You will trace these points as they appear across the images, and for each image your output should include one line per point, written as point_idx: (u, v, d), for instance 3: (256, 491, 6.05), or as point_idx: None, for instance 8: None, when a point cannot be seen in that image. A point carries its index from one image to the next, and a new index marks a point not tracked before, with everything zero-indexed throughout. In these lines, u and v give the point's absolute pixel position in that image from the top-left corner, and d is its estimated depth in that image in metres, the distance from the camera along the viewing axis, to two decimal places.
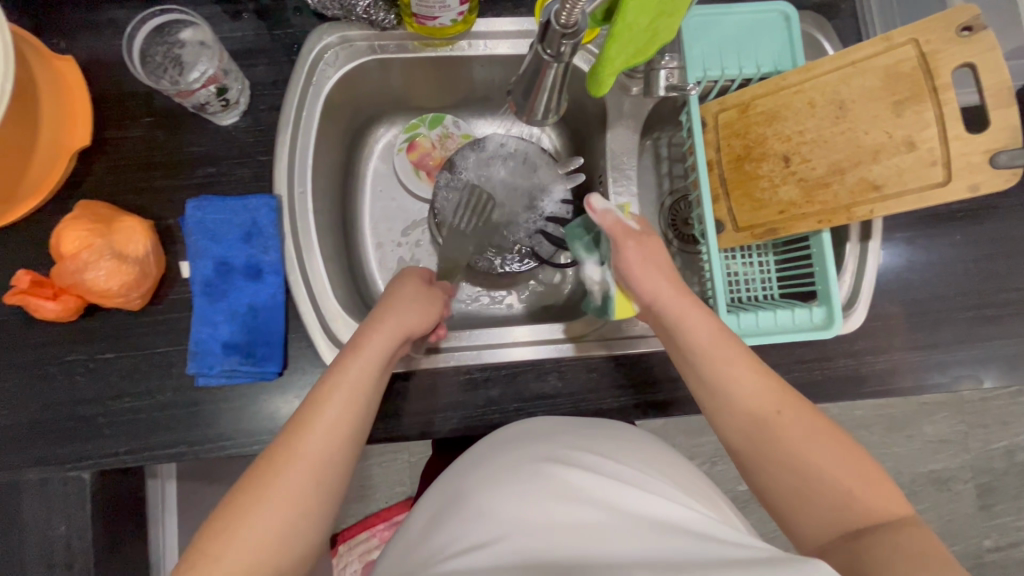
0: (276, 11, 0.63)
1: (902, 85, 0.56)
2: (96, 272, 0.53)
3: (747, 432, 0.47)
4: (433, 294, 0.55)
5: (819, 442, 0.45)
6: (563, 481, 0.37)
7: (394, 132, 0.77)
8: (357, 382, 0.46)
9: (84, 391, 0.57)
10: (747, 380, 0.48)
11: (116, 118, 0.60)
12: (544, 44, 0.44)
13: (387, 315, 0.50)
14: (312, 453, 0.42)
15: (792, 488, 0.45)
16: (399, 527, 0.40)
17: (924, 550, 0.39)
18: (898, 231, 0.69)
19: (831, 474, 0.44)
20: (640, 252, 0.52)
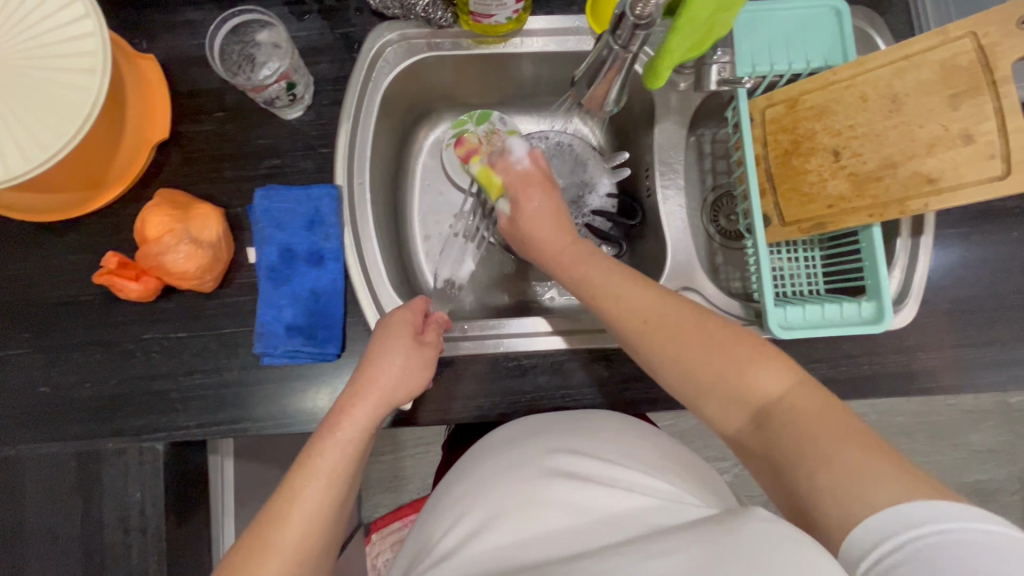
0: (339, 11, 0.66)
1: (959, 78, 0.55)
2: (176, 255, 0.56)
3: (659, 362, 0.50)
4: (421, 358, 0.56)
5: (712, 338, 0.48)
6: (526, 493, 0.43)
7: (444, 129, 0.79)
8: (340, 452, 0.49)
9: (159, 367, 0.61)
10: (628, 304, 0.51)
11: (191, 112, 0.64)
12: (615, 35, 0.49)
13: (370, 386, 0.52)
14: (301, 523, 0.45)
15: (710, 398, 0.48)
16: (416, 546, 0.49)
17: (823, 422, 0.41)
18: (951, 227, 0.68)
19: (729, 373, 0.46)
20: (531, 206, 0.59)
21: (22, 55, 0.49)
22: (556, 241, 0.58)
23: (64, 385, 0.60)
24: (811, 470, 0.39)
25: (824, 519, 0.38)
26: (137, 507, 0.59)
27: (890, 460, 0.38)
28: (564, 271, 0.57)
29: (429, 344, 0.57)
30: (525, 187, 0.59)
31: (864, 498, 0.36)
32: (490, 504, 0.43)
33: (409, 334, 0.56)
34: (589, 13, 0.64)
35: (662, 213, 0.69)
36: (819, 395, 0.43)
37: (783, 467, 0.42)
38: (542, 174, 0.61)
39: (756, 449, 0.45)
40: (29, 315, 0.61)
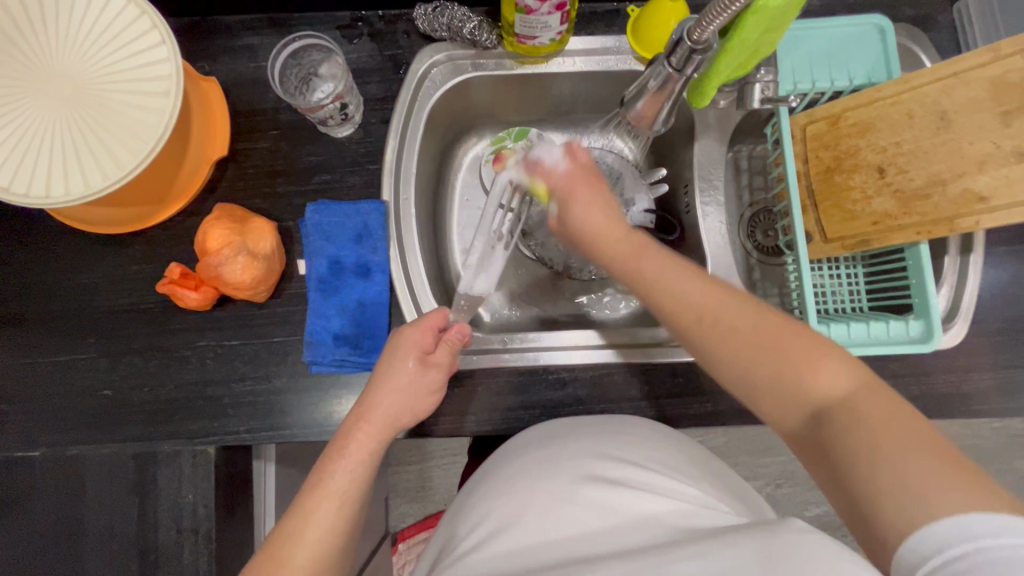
0: (388, 34, 0.69)
1: (1011, 95, 0.55)
2: (233, 266, 0.59)
3: (717, 361, 0.48)
4: (425, 384, 0.56)
5: (782, 341, 0.45)
6: (557, 491, 0.43)
7: (484, 145, 0.80)
8: (351, 471, 0.50)
9: (213, 373, 0.63)
10: (687, 298, 0.49)
11: (247, 130, 0.67)
12: (670, 57, 0.51)
13: (375, 412, 0.53)
14: (312, 540, 0.46)
15: (769, 396, 0.45)
16: (439, 541, 0.49)
17: (890, 425, 0.38)
18: (1002, 244, 0.67)
19: (789, 359, 0.44)
20: (578, 208, 0.56)
21: (103, 79, 0.54)
22: (604, 229, 0.55)
23: (125, 388, 0.63)
24: (868, 480, 0.37)
25: (881, 522, 0.36)
26: (190, 508, 0.61)
27: (962, 474, 0.34)
28: (607, 253, 0.55)
29: (436, 365, 0.56)
30: (573, 188, 0.57)
31: (924, 507, 0.34)
32: (517, 508, 0.43)
33: (417, 361, 0.56)
34: (630, 34, 0.66)
35: (701, 230, 0.69)
36: (884, 396, 0.40)
37: (841, 471, 0.39)
38: (585, 165, 0.58)
39: (815, 455, 0.42)
40: (94, 321, 0.64)
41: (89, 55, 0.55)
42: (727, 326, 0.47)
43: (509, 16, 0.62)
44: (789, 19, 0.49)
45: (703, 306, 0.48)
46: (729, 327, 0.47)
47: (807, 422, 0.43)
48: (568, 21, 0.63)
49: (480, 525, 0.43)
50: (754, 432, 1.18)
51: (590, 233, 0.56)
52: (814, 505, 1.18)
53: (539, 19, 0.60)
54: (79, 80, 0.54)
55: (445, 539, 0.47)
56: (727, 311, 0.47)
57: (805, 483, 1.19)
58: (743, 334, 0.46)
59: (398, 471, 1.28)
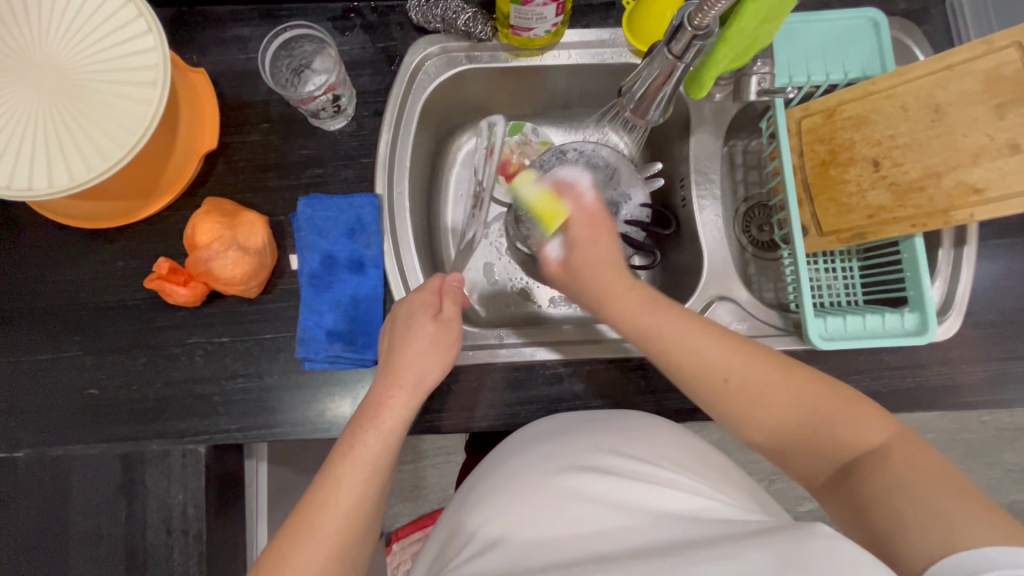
0: (381, 26, 0.67)
1: (1004, 88, 0.55)
2: (224, 260, 0.58)
3: (730, 415, 0.51)
4: (445, 338, 0.55)
5: (801, 397, 0.48)
6: (568, 486, 0.42)
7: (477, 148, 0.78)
8: (383, 440, 0.49)
9: (203, 371, 0.62)
10: (709, 362, 0.51)
11: (237, 123, 0.66)
12: (670, 45, 0.50)
13: (404, 375, 0.52)
14: (341, 508, 0.45)
15: (804, 454, 0.49)
16: (445, 531, 0.48)
17: (918, 468, 0.42)
18: (995, 238, 0.67)
19: (820, 420, 0.47)
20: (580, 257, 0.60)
21: (88, 68, 0.53)
22: (614, 281, 0.57)
23: (111, 387, 0.61)
24: (896, 511, 0.41)
25: (909, 550, 0.38)
26: (180, 508, 0.60)
27: (976, 500, 0.38)
28: (625, 318, 0.56)
29: (450, 320, 0.56)
30: (585, 237, 0.60)
31: (951, 538, 0.36)
32: (527, 505, 0.42)
33: (428, 314, 0.55)
34: (626, 27, 0.65)
35: (698, 224, 0.69)
36: (911, 445, 0.44)
37: (867, 511, 0.42)
38: (605, 221, 0.60)
39: (840, 496, 0.46)
40: (80, 319, 0.62)
41: (73, 43, 0.53)
42: (758, 388, 0.49)
43: (504, 7, 0.62)
44: (788, 9, 0.48)
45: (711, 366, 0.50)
46: (715, 369, 0.51)
47: (835, 472, 0.47)
48: (564, 13, 0.63)
49: (489, 521, 0.42)
50: None
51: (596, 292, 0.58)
52: (807, 500, 1.19)
53: (535, 11, 0.59)
54: (63, 68, 0.53)
55: (451, 530, 0.47)
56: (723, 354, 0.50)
57: None
58: (773, 394, 0.49)
59: None
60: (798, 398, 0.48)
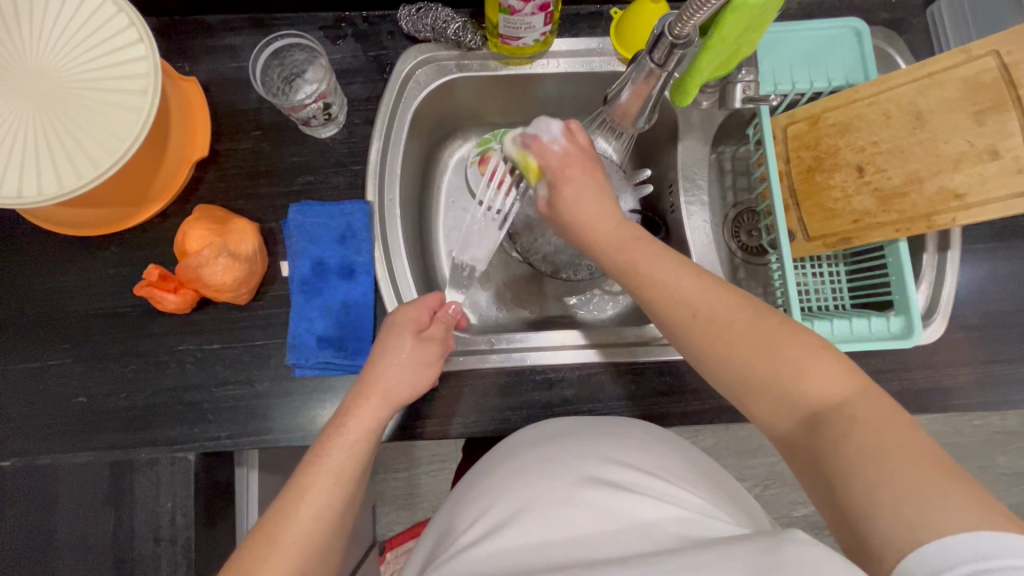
0: (372, 35, 0.68)
1: (984, 95, 0.56)
2: (213, 267, 0.58)
3: (701, 357, 0.50)
4: (427, 360, 0.56)
5: (769, 334, 0.46)
6: (552, 492, 0.42)
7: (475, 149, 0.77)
8: (346, 451, 0.49)
9: (193, 378, 0.62)
10: (683, 299, 0.49)
11: (228, 131, 0.66)
12: (653, 54, 0.51)
13: (376, 390, 0.53)
14: (308, 517, 0.45)
15: (765, 397, 0.46)
16: (433, 538, 0.48)
17: (885, 431, 0.39)
18: (979, 242, 0.68)
19: (786, 356, 0.45)
20: (573, 189, 0.58)
21: (78, 76, 0.53)
22: (606, 223, 0.56)
23: (99, 395, 0.61)
24: (858, 472, 0.38)
25: (873, 530, 0.36)
26: (168, 516, 0.60)
27: (954, 478, 0.35)
28: (608, 255, 0.56)
29: (433, 340, 0.57)
30: (569, 169, 0.58)
31: (923, 520, 0.34)
32: (512, 510, 0.42)
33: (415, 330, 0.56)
34: (614, 35, 0.66)
35: (687, 229, 0.70)
36: (881, 404, 0.41)
37: (835, 479, 0.40)
38: (591, 159, 0.60)
39: (806, 455, 0.43)
40: (69, 326, 0.62)
41: (64, 52, 0.53)
42: (739, 326, 0.47)
43: (493, 16, 0.63)
44: (768, 19, 0.50)
45: (692, 303, 0.49)
46: (696, 308, 0.49)
47: (802, 426, 0.44)
48: (552, 22, 0.63)
49: (476, 528, 0.42)
50: (742, 433, 1.19)
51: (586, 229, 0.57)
52: (801, 506, 1.19)
53: (523, 20, 0.60)
54: (53, 77, 0.53)
55: (440, 537, 0.47)
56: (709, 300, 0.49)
57: (792, 483, 1.20)
58: (751, 336, 0.46)
59: (386, 479, 1.26)
60: (775, 345, 0.46)
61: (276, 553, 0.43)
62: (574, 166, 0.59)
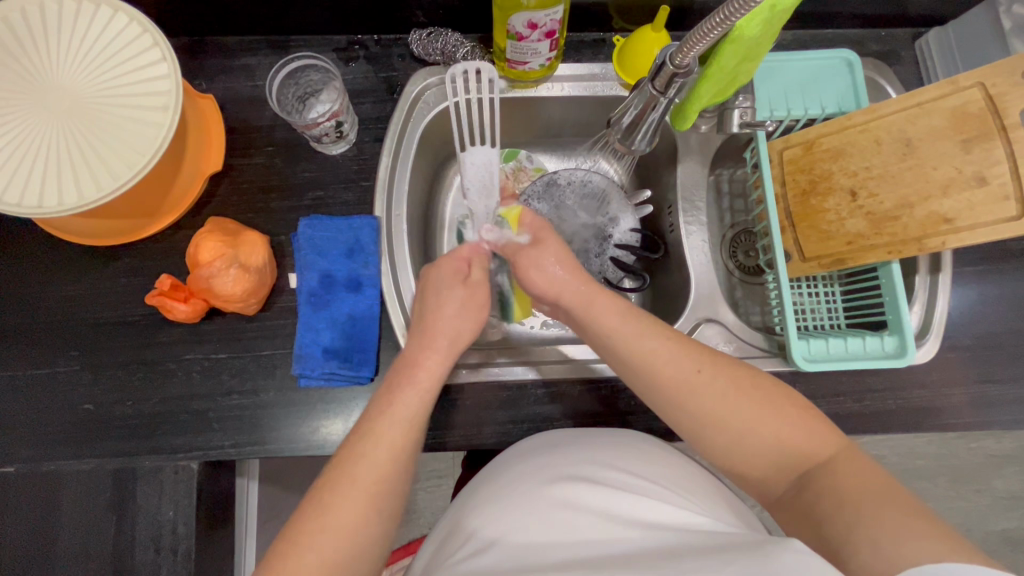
0: (383, 58, 0.71)
1: (970, 125, 0.59)
2: (224, 278, 0.60)
3: (692, 427, 0.51)
4: (473, 319, 0.58)
5: (743, 400, 0.49)
6: (559, 494, 0.43)
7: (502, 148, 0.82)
8: (395, 436, 0.48)
9: (199, 387, 0.63)
10: (671, 378, 0.51)
11: (242, 146, 0.68)
12: (655, 81, 0.53)
13: (441, 340, 0.55)
14: (366, 475, 0.46)
15: (749, 460, 0.49)
16: (434, 543, 0.48)
17: (873, 481, 0.43)
18: (969, 264, 0.70)
19: (768, 429, 0.48)
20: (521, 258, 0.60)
21: (100, 94, 0.55)
22: (577, 295, 0.57)
23: (106, 402, 0.62)
24: (845, 511, 0.42)
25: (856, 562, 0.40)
26: (170, 525, 0.60)
27: (928, 516, 0.40)
28: (592, 317, 0.55)
29: (477, 282, 0.59)
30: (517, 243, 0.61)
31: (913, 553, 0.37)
32: (522, 511, 0.42)
33: (449, 277, 0.58)
34: (617, 62, 0.69)
35: (685, 248, 0.72)
36: (856, 458, 0.46)
37: (822, 523, 0.43)
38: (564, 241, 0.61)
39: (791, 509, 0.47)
40: (78, 334, 0.63)
41: (88, 71, 0.56)
42: (728, 393, 0.49)
43: (500, 42, 0.65)
44: (763, 50, 0.52)
45: (680, 378, 0.50)
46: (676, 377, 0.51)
47: (791, 484, 0.48)
48: (557, 48, 0.66)
49: (474, 532, 0.43)
50: None
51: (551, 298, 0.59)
52: None
53: (529, 46, 0.63)
54: (78, 93, 0.55)
55: (441, 540, 0.47)
56: (676, 369, 0.51)
57: None
58: (734, 401, 0.49)
59: None
60: (762, 413, 0.49)
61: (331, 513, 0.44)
62: (537, 226, 0.61)
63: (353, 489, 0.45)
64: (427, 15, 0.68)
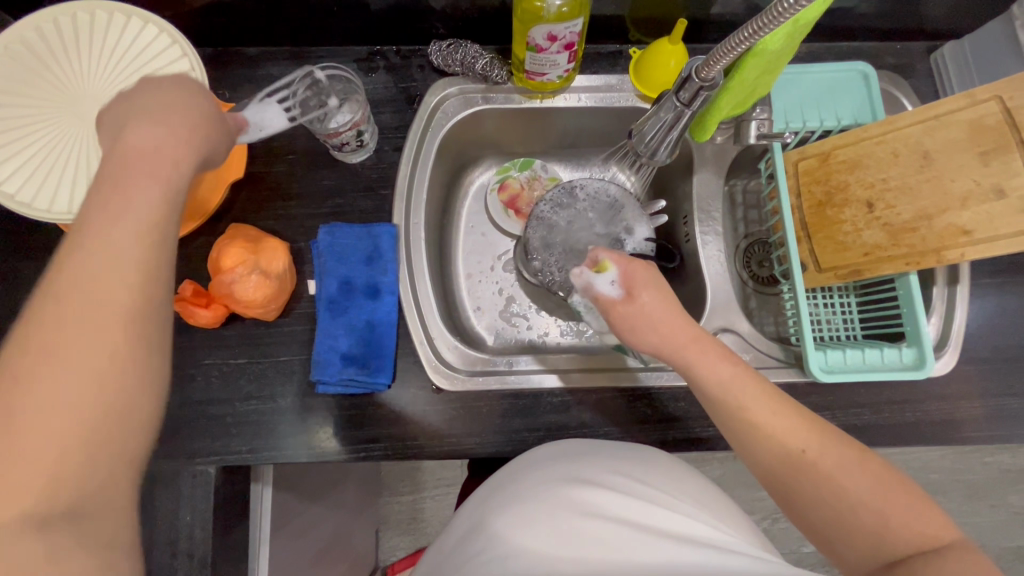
0: (403, 68, 0.72)
1: (988, 137, 0.59)
2: (246, 284, 0.61)
3: (767, 470, 0.48)
4: (180, 113, 0.42)
5: (826, 461, 0.45)
6: (584, 503, 0.43)
7: (518, 157, 0.84)
8: (98, 266, 0.35)
9: (218, 392, 0.63)
10: (742, 409, 0.48)
11: (263, 154, 0.69)
12: (678, 95, 0.54)
13: (128, 146, 0.39)
14: (74, 334, 0.33)
15: (828, 527, 0.45)
16: (450, 539, 0.49)
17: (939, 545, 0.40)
18: (988, 276, 0.70)
19: (852, 492, 0.44)
20: (644, 299, 0.53)
21: None
22: (680, 332, 0.52)
23: None
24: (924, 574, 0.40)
25: None
26: (187, 531, 0.60)
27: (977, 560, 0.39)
28: (694, 360, 0.51)
29: (177, 91, 0.44)
30: (636, 280, 0.54)
31: None
32: (552, 517, 0.42)
33: (162, 98, 0.43)
34: (635, 73, 0.70)
35: (701, 257, 0.72)
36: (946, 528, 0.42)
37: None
38: (652, 268, 0.55)
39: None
40: None
41: (117, 80, 0.57)
42: (795, 433, 0.47)
43: (519, 54, 0.66)
44: (782, 63, 0.53)
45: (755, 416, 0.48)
46: (748, 413, 0.48)
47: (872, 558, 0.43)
48: (575, 60, 0.67)
49: (495, 533, 0.43)
50: None
51: (654, 339, 0.53)
52: None
53: (548, 57, 0.64)
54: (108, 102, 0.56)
55: (463, 531, 0.47)
56: (749, 398, 0.48)
57: None
58: (814, 452, 0.46)
59: (390, 503, 1.25)
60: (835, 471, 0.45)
61: (50, 381, 0.32)
62: (632, 279, 0.54)
63: (74, 354, 0.33)
64: (447, 27, 0.69)
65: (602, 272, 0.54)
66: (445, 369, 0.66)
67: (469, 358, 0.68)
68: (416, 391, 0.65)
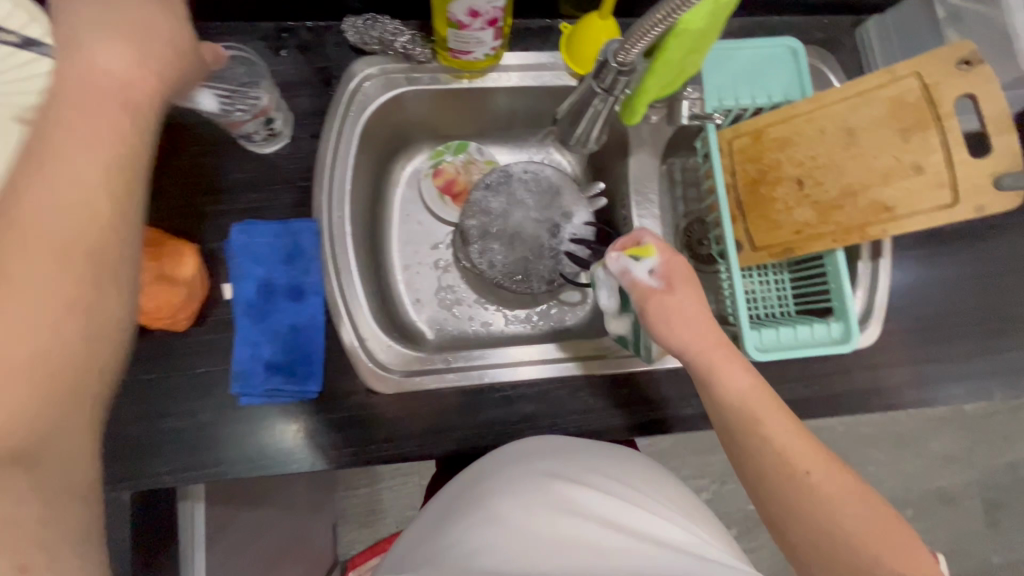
0: (317, 46, 0.66)
1: (907, 114, 0.60)
2: (147, 293, 0.55)
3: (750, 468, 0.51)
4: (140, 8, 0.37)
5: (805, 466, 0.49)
6: (568, 501, 0.44)
7: (451, 140, 0.80)
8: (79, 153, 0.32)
9: (127, 412, 0.58)
10: (741, 410, 0.51)
11: (161, 145, 0.62)
12: (600, 79, 0.52)
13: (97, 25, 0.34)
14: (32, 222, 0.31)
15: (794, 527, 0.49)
16: (423, 526, 0.49)
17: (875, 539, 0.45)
18: (908, 248, 0.73)
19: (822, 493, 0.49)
20: (677, 297, 0.52)
21: None
22: (708, 336, 0.52)
23: None
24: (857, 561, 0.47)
25: None
26: None
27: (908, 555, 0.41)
28: (717, 367, 0.52)
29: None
30: (675, 277, 0.54)
31: None
32: (539, 513, 0.43)
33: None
34: (566, 50, 0.67)
35: None
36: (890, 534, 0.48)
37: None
38: (688, 263, 0.55)
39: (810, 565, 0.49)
40: None
41: None
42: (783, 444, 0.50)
43: (440, 31, 0.62)
44: (707, 41, 0.51)
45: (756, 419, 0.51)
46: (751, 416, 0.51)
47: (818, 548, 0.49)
48: (502, 37, 0.63)
49: (483, 524, 0.43)
50: None
51: (681, 340, 0.52)
52: None
53: (473, 35, 0.60)
54: None
55: (441, 521, 0.47)
56: (751, 403, 0.51)
57: None
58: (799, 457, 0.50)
59: (345, 496, 1.22)
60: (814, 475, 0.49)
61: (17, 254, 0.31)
62: (677, 275, 0.54)
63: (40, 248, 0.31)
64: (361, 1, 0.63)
65: (643, 258, 0.54)
66: (380, 371, 0.63)
67: (407, 358, 0.66)
68: (351, 397, 0.61)
